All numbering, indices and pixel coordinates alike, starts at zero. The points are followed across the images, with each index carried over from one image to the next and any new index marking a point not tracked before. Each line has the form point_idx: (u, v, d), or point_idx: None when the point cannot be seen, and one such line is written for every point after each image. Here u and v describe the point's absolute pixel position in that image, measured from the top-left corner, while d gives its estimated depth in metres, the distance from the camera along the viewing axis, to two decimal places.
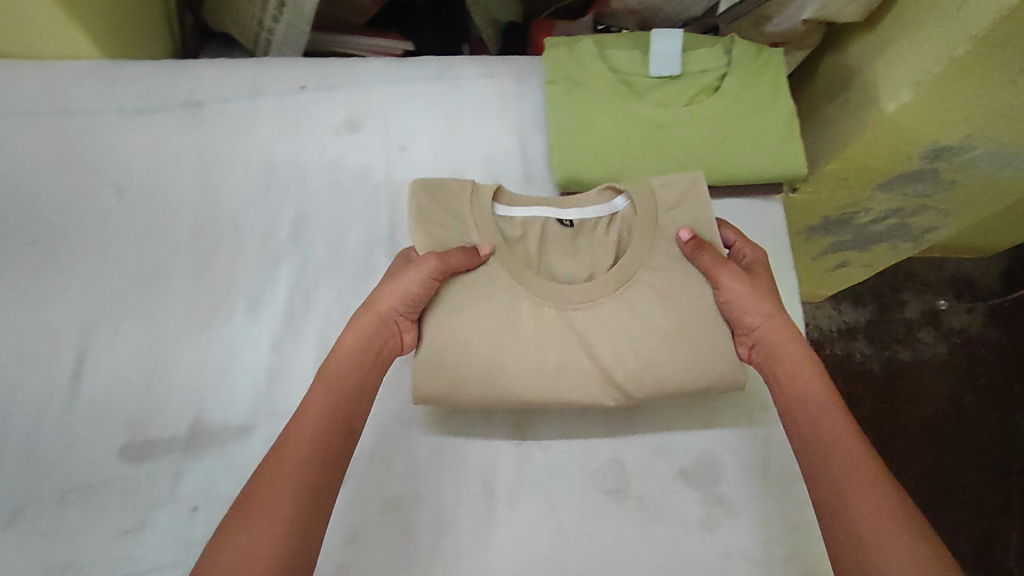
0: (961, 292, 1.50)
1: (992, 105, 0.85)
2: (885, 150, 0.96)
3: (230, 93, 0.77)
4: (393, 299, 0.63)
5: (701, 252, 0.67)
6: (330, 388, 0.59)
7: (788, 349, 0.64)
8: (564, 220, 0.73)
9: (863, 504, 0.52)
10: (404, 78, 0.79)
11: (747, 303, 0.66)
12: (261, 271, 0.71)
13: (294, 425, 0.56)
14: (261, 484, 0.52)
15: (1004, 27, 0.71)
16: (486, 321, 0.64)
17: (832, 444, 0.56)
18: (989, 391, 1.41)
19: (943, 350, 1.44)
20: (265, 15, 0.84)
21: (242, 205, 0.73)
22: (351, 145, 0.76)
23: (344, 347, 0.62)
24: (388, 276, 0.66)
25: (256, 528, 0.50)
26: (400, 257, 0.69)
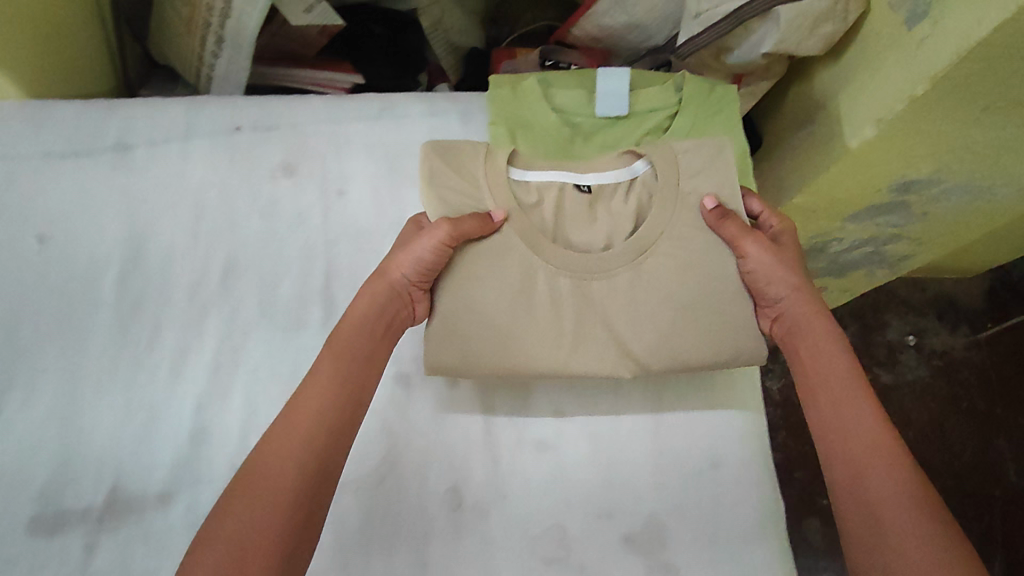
0: (943, 312, 1.45)
1: (959, 138, 0.82)
2: (851, 186, 0.94)
3: (160, 136, 0.74)
4: (403, 268, 0.64)
5: (727, 220, 0.66)
6: (343, 358, 0.60)
7: (813, 323, 0.65)
8: (581, 186, 0.71)
9: (878, 481, 0.54)
10: (344, 117, 0.76)
11: (770, 274, 0.66)
12: (190, 325, 0.68)
13: (304, 396, 0.57)
14: (265, 455, 0.53)
15: (963, 69, 0.68)
16: (504, 292, 0.65)
17: (850, 423, 0.58)
18: (971, 415, 1.37)
19: (925, 373, 1.40)
20: (205, 51, 0.81)
21: (171, 254, 0.70)
22: (287, 189, 0.73)
23: (358, 316, 0.62)
24: (399, 244, 0.66)
25: (256, 503, 0.51)
26: (411, 222, 0.69)
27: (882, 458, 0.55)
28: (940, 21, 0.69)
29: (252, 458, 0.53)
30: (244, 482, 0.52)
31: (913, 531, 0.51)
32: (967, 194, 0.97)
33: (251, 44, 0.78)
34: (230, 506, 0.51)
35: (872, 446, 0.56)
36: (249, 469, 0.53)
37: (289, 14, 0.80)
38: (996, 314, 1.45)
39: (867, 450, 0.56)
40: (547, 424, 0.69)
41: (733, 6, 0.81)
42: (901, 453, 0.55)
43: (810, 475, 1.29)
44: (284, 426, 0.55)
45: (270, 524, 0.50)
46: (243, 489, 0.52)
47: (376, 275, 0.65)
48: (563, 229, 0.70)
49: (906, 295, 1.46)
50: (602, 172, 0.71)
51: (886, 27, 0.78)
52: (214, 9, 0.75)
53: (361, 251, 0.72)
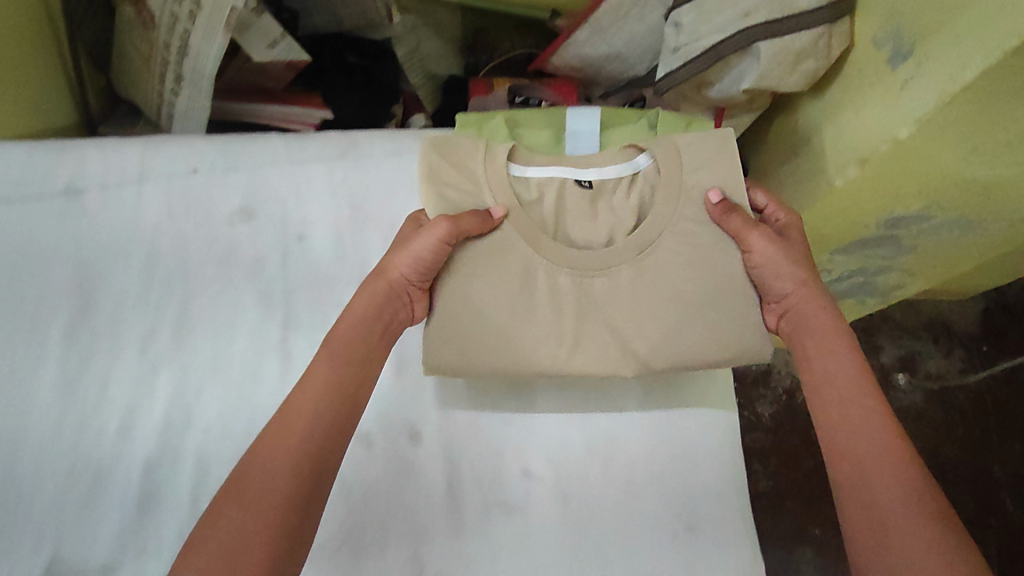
0: (938, 336, 1.35)
1: (946, 184, 0.78)
2: (838, 221, 0.90)
3: (113, 179, 0.70)
4: (400, 266, 0.62)
5: (731, 214, 0.64)
6: (340, 357, 0.58)
7: (822, 319, 0.63)
8: (582, 182, 0.69)
9: (885, 487, 0.52)
10: (305, 157, 0.73)
11: (776, 271, 0.64)
12: (139, 381, 0.65)
13: (302, 394, 0.55)
14: (260, 459, 0.51)
15: (949, 111, 0.65)
16: (503, 290, 0.63)
17: (860, 425, 0.56)
18: (967, 443, 1.28)
19: (919, 399, 1.31)
20: (164, 89, 0.78)
21: (122, 306, 0.67)
22: (245, 235, 0.70)
23: (353, 314, 0.60)
24: (396, 242, 0.65)
25: (252, 507, 0.48)
26: (409, 221, 0.68)
27: (891, 463, 0.53)
28: (926, 62, 0.65)
29: (246, 458, 0.51)
30: (236, 484, 0.50)
31: (926, 538, 0.49)
32: (958, 230, 0.92)
33: (210, 83, 0.75)
34: (222, 507, 0.48)
35: (885, 451, 0.54)
36: (243, 471, 0.50)
37: (250, 49, 0.77)
38: (993, 337, 1.35)
39: (880, 454, 0.54)
40: (515, 486, 0.66)
41: (712, 41, 0.78)
42: (910, 458, 0.53)
43: (801, 506, 1.20)
44: (279, 426, 0.53)
45: (263, 526, 0.48)
46: (236, 491, 0.49)
47: (372, 275, 0.63)
48: (563, 224, 0.68)
49: (899, 317, 1.36)
50: (604, 167, 0.69)
51: (870, 64, 0.74)
52: (172, 47, 0.73)
53: (321, 301, 0.69)
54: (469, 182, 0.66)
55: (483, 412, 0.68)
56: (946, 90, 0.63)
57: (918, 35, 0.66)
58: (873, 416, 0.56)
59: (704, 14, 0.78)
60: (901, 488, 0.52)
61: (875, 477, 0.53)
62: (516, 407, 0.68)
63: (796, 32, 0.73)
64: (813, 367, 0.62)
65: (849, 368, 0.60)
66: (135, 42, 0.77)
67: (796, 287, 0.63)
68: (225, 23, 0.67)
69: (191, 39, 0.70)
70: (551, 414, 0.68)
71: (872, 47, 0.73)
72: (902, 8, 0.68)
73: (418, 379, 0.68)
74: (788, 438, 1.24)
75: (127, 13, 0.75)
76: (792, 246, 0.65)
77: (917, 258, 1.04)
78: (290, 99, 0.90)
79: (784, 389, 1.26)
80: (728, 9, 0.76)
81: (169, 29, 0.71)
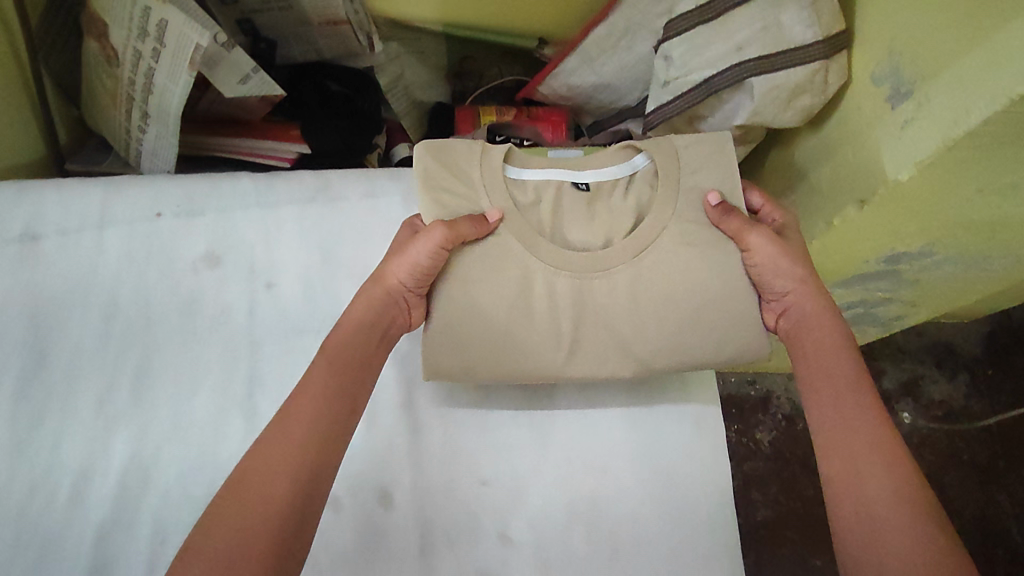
0: (941, 359, 1.29)
1: (952, 223, 0.72)
2: (836, 257, 0.83)
3: (73, 224, 0.66)
4: (397, 272, 0.60)
5: (732, 215, 0.63)
6: (337, 358, 0.57)
7: (820, 318, 0.62)
8: (579, 183, 0.68)
9: (877, 482, 0.51)
10: (274, 200, 0.69)
11: (776, 268, 0.62)
12: (95, 441, 0.61)
13: (303, 395, 0.54)
14: (259, 459, 0.50)
15: (951, 156, 0.60)
16: (501, 291, 0.62)
17: (853, 422, 0.55)
18: (972, 468, 1.22)
19: (923, 422, 1.25)
20: (132, 124, 0.74)
21: (79, 360, 0.63)
22: (210, 284, 0.67)
23: (354, 318, 0.60)
24: (397, 243, 0.64)
25: (249, 508, 0.48)
26: (406, 224, 0.66)
27: (882, 458, 0.53)
28: (927, 103, 0.61)
29: (246, 458, 0.51)
30: (237, 484, 0.49)
31: (915, 536, 0.48)
32: (962, 270, 0.86)
33: (177, 121, 0.71)
34: (224, 508, 0.48)
35: (874, 450, 0.53)
36: (243, 472, 0.50)
37: (219, 83, 0.73)
38: (998, 360, 1.28)
39: (871, 452, 0.53)
40: (489, 551, 0.62)
41: (702, 76, 0.74)
42: (903, 457, 0.53)
43: (801, 535, 1.15)
44: (280, 426, 0.52)
45: (266, 525, 0.47)
46: (239, 494, 0.48)
47: (371, 282, 0.62)
48: (559, 224, 0.66)
49: (901, 340, 1.30)
50: (601, 167, 0.68)
51: (869, 101, 0.69)
52: (137, 84, 0.70)
53: (289, 354, 0.66)
54: (465, 185, 0.64)
55: (457, 475, 0.64)
56: (947, 136, 0.58)
57: (918, 75, 0.62)
58: (865, 416, 0.56)
59: (694, 47, 0.73)
60: (889, 487, 0.51)
61: (862, 475, 0.52)
62: (494, 467, 0.64)
63: (789, 67, 0.69)
64: (808, 365, 0.61)
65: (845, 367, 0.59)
66: (100, 79, 0.74)
67: (796, 285, 0.62)
68: (188, 60, 0.64)
69: (157, 77, 0.68)
70: (531, 476, 0.64)
71: (871, 84, 0.69)
72: (902, 45, 0.64)
73: (388, 439, 0.64)
74: (789, 466, 1.19)
75: (92, 48, 0.72)
76: (792, 246, 0.64)
77: (917, 301, 0.99)
78: (267, 132, 0.86)
79: (784, 415, 1.22)
80: (719, 42, 0.72)
81: (133, 66, 0.68)
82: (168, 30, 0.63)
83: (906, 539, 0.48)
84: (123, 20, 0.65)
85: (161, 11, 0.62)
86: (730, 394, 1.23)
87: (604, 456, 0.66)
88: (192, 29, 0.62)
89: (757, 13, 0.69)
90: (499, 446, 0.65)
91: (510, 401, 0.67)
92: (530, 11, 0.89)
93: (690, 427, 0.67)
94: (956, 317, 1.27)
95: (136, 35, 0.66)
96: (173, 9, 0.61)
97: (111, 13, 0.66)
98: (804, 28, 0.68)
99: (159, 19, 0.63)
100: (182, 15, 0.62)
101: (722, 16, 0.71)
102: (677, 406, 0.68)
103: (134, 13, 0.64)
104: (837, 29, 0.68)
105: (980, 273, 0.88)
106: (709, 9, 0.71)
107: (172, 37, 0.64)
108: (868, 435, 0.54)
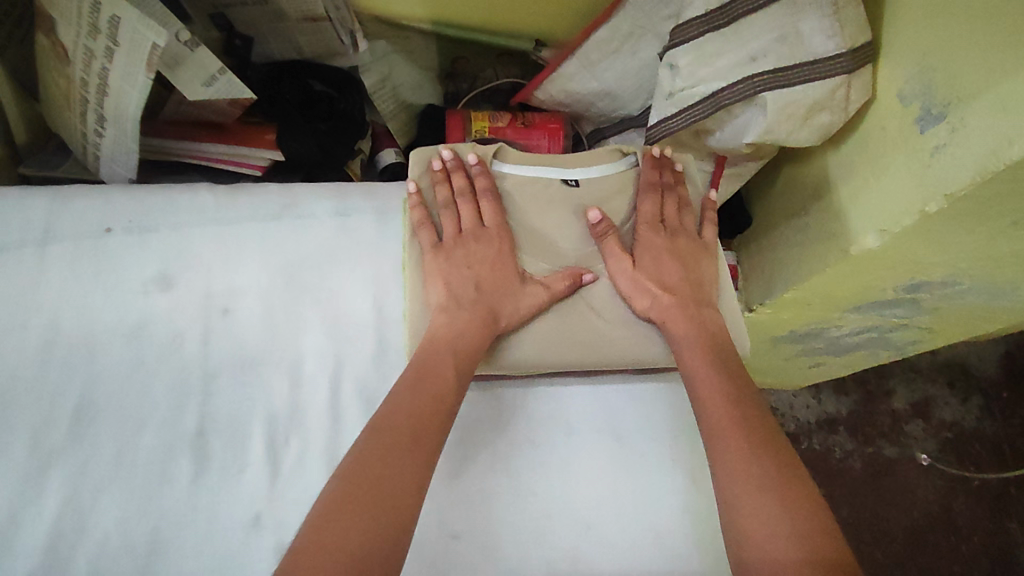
0: (953, 381, 1.21)
1: (979, 257, 0.64)
2: (851, 287, 0.74)
3: (14, 240, 0.61)
4: (482, 286, 0.58)
5: (609, 238, 0.60)
6: (458, 363, 0.54)
7: (687, 315, 0.58)
8: (568, 180, 0.62)
9: (725, 449, 0.51)
10: (236, 216, 0.64)
11: (631, 285, 0.59)
12: (27, 483, 0.55)
13: (424, 391, 0.53)
14: (385, 458, 0.48)
15: (988, 188, 0.52)
16: (483, 266, 0.59)
17: (704, 390, 0.55)
18: (983, 494, 1.15)
19: (932, 447, 1.17)
20: (87, 129, 0.70)
21: (13, 387, 0.58)
22: (161, 307, 0.61)
23: (472, 331, 0.56)
24: (487, 246, 0.59)
25: (370, 504, 0.46)
26: (459, 171, 0.61)
27: (732, 426, 0.52)
28: (962, 128, 0.54)
29: (361, 449, 0.49)
30: (359, 472, 0.47)
31: (761, 481, 0.49)
32: (987, 304, 0.77)
33: (135, 125, 0.67)
34: (350, 499, 0.46)
35: (731, 429, 0.52)
36: (352, 466, 0.48)
37: (183, 87, 0.66)
38: (1014, 383, 1.21)
39: (725, 417, 0.53)
40: None
41: (712, 87, 0.66)
42: (742, 418, 0.53)
43: None
44: (410, 425, 0.51)
45: (385, 527, 0.45)
46: (365, 491, 0.46)
47: (471, 293, 0.58)
48: (542, 226, 0.61)
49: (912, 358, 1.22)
50: (591, 167, 0.62)
51: (893, 122, 0.62)
52: (89, 85, 0.66)
53: (245, 387, 0.60)
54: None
55: (426, 524, 0.58)
56: (986, 166, 0.51)
57: (952, 96, 0.55)
58: (729, 420, 0.53)
59: (704, 56, 0.66)
60: (740, 447, 0.51)
61: (716, 455, 0.52)
62: (469, 519, 0.59)
63: (807, 82, 0.62)
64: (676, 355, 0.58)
65: (704, 354, 0.57)
66: (52, 77, 0.69)
67: (659, 291, 0.59)
68: (143, 62, 0.60)
69: (111, 77, 0.64)
70: (505, 526, 0.59)
71: (896, 102, 0.62)
72: (933, 63, 0.57)
73: None
74: None
75: (42, 45, 0.68)
76: (652, 244, 0.61)
77: (934, 331, 0.89)
78: (242, 137, 0.79)
79: (788, 434, 1.18)
80: (732, 50, 0.64)
81: (85, 66, 0.64)
82: (121, 27, 0.59)
83: (769, 503, 0.47)
84: (73, 15, 0.61)
85: (113, 6, 0.58)
86: None
87: (587, 509, 0.60)
88: (145, 27, 0.58)
89: (774, 21, 0.62)
90: (469, 493, 0.59)
91: (488, 444, 0.61)
92: (523, 13, 0.83)
93: (684, 478, 0.62)
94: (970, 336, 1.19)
95: (86, 33, 0.62)
96: (125, 4, 0.58)
97: (59, 8, 0.62)
98: (826, 38, 0.61)
99: (111, 15, 0.59)
100: (135, 11, 0.57)
101: (736, 23, 0.64)
102: (668, 457, 0.62)
103: (84, 8, 0.60)
104: (861, 42, 0.62)
105: (1005, 310, 0.79)
106: (721, 14, 0.64)
107: (125, 35, 0.60)
108: (722, 421, 0.53)
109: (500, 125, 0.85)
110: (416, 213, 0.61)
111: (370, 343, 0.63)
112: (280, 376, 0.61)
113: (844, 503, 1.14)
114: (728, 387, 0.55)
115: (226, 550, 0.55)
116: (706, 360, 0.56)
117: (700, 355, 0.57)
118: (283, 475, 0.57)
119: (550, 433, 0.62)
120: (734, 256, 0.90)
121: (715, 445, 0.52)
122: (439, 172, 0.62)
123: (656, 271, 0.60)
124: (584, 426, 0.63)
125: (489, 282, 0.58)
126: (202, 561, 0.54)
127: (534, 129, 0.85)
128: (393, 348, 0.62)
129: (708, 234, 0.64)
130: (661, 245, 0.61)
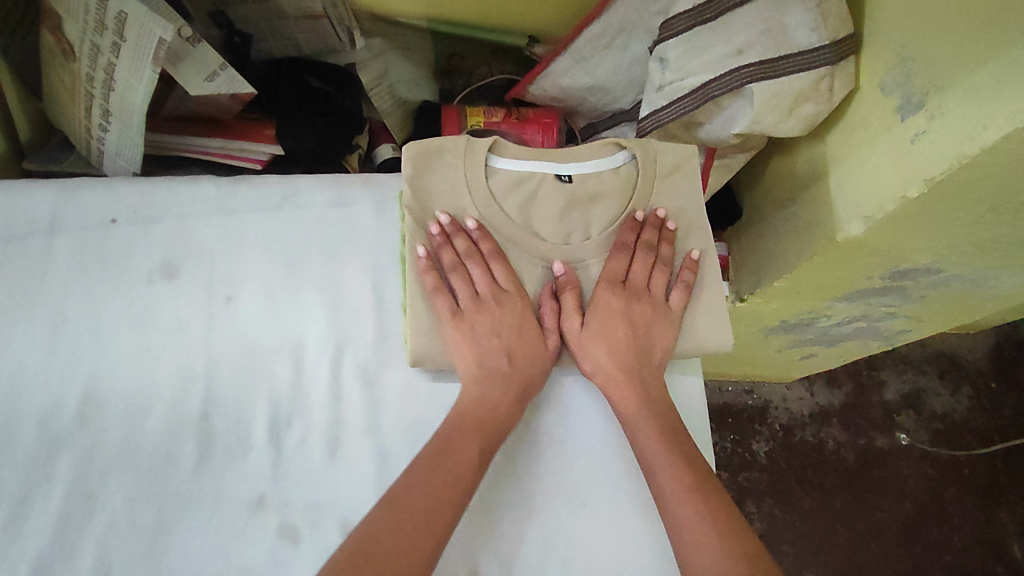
0: (943, 372, 1.23)
1: (962, 243, 0.66)
2: (839, 275, 0.76)
3: (20, 230, 0.63)
4: (511, 360, 0.60)
5: (567, 293, 0.62)
6: (480, 445, 0.56)
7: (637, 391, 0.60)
8: (561, 175, 0.63)
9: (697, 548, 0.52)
10: (238, 208, 0.66)
11: (585, 347, 0.61)
12: (35, 467, 0.57)
13: (441, 470, 0.53)
14: (392, 540, 0.49)
15: (967, 173, 0.54)
16: (502, 321, 0.60)
17: (665, 483, 0.56)
18: (973, 484, 1.17)
19: (923, 438, 1.19)
20: (91, 123, 0.72)
21: (21, 374, 0.59)
22: (167, 296, 0.63)
23: (503, 404, 0.58)
24: (510, 311, 0.60)
25: None
26: (461, 235, 0.61)
27: (702, 522, 0.53)
28: (940, 115, 0.56)
29: (366, 528, 0.49)
30: (370, 549, 0.48)
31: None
32: (971, 291, 0.79)
33: (140, 120, 0.69)
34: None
35: (701, 527, 0.52)
36: (361, 542, 0.49)
37: (187, 84, 0.67)
38: (1002, 374, 1.24)
39: (691, 513, 0.53)
40: None
41: (700, 81, 0.68)
42: (711, 510, 0.53)
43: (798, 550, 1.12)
44: (421, 505, 0.51)
45: None
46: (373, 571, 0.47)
47: (502, 364, 0.59)
48: (535, 219, 0.63)
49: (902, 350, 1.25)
50: (584, 161, 0.64)
51: (876, 113, 0.64)
52: (94, 80, 0.68)
53: (248, 373, 0.62)
54: (454, 202, 0.63)
55: None
56: (962, 151, 0.53)
57: (930, 86, 0.57)
58: (701, 514, 0.53)
59: (692, 49, 0.68)
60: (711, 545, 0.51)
61: (687, 556, 0.52)
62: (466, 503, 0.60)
63: (792, 74, 0.64)
64: (634, 444, 0.59)
65: (662, 440, 0.58)
66: (57, 73, 0.71)
67: (612, 364, 0.60)
68: (150, 56, 0.62)
69: (117, 72, 0.66)
70: (503, 509, 0.60)
71: (877, 93, 0.64)
72: (912, 54, 0.59)
73: (351, 469, 0.59)
74: (785, 478, 1.17)
75: (47, 41, 0.70)
76: (613, 312, 0.61)
77: (922, 319, 0.91)
78: (242, 131, 0.81)
79: (781, 426, 1.20)
80: (719, 44, 0.66)
81: (91, 61, 0.66)
82: (128, 22, 0.61)
83: None
84: (80, 12, 0.63)
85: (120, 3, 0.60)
86: (727, 403, 1.22)
87: (582, 489, 0.62)
88: (153, 22, 0.60)
89: (757, 15, 0.65)
90: None
91: None
92: (516, 11, 0.85)
93: None
94: (959, 328, 1.22)
95: (93, 29, 0.64)
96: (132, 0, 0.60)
97: (66, 4, 0.64)
98: (809, 31, 0.63)
99: (119, 11, 0.61)
100: (143, 7, 0.60)
101: (721, 18, 0.66)
102: None
103: (91, 5, 0.62)
104: (843, 35, 0.64)
105: (990, 297, 0.81)
106: (709, 8, 0.66)
107: (132, 30, 0.62)
108: (688, 517, 0.53)
109: (495, 120, 0.87)
110: (428, 278, 0.60)
111: (370, 330, 0.64)
112: (284, 363, 0.62)
113: (837, 494, 1.16)
114: (696, 480, 0.55)
115: (230, 531, 0.56)
116: (666, 448, 0.57)
117: (659, 444, 0.57)
118: (286, 459, 0.59)
119: (546, 415, 0.64)
120: (725, 248, 0.92)
121: (682, 546, 0.53)
122: (438, 237, 0.61)
123: (614, 344, 0.61)
124: (579, 409, 0.65)
125: (516, 350, 0.60)
126: (207, 543, 0.56)
127: (528, 124, 0.87)
128: (392, 335, 0.64)
129: (677, 297, 0.63)
130: (623, 310, 0.61)
